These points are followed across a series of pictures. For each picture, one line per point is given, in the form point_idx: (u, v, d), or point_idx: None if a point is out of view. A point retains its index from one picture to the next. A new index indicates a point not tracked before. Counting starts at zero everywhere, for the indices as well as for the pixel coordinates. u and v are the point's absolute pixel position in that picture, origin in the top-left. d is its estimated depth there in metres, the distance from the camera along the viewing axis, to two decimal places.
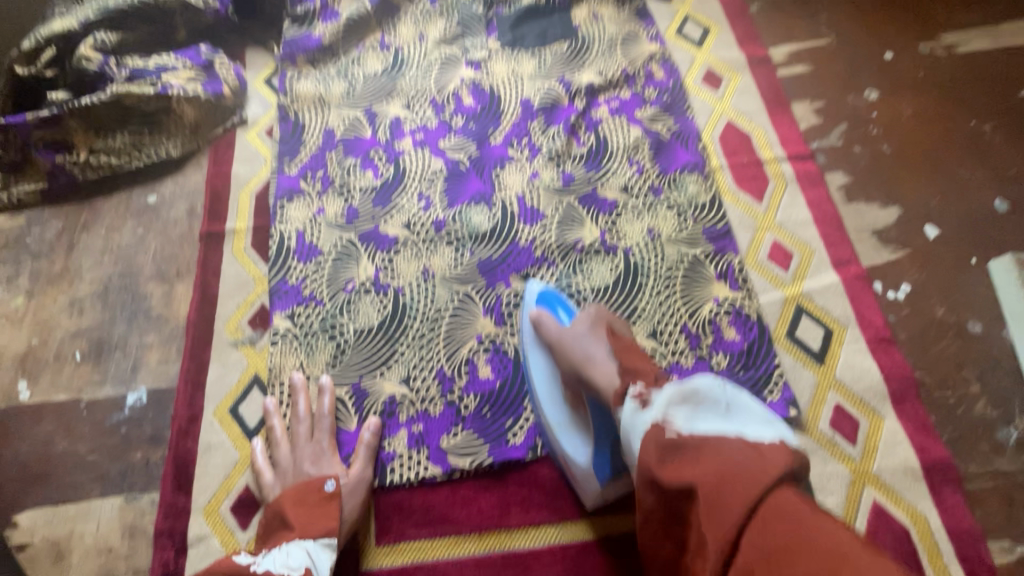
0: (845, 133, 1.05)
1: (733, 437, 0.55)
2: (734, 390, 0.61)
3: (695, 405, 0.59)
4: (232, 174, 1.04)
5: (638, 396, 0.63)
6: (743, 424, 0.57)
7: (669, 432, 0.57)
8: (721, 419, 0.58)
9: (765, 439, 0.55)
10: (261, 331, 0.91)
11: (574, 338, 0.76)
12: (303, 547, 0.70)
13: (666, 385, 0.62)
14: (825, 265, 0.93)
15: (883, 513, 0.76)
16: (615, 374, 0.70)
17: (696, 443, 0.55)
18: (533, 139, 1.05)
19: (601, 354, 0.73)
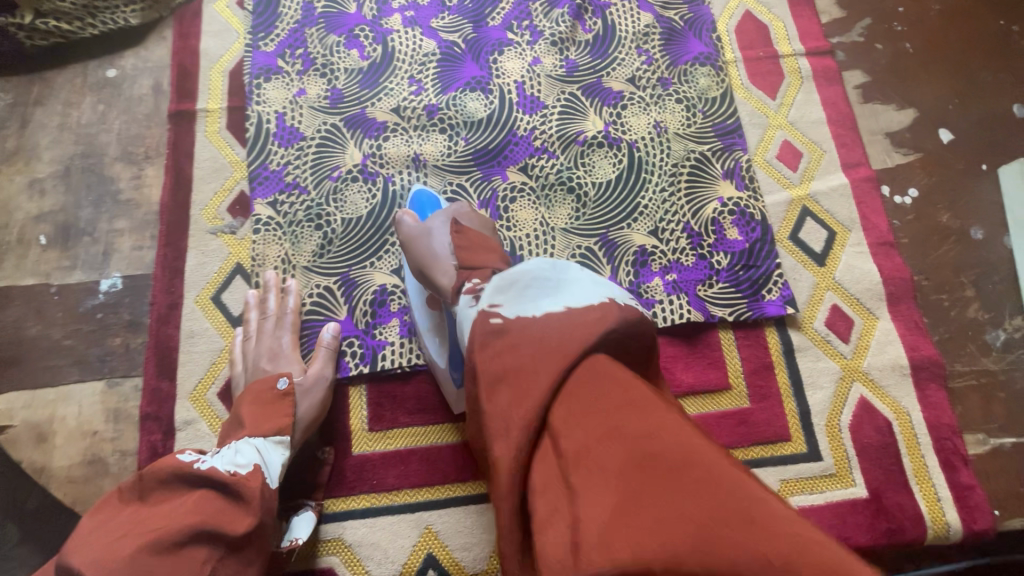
0: (868, 28, 0.98)
1: (559, 312, 0.49)
2: (564, 265, 0.54)
3: (521, 287, 0.52)
4: (201, 48, 0.94)
5: (472, 291, 0.57)
6: (574, 295, 0.51)
7: (494, 320, 0.51)
8: (550, 296, 0.51)
9: (591, 302, 0.49)
10: (242, 220, 0.85)
11: (429, 229, 0.72)
12: (252, 444, 0.63)
13: (495, 274, 0.56)
14: (834, 166, 0.89)
15: (868, 407, 0.78)
16: (452, 268, 0.65)
17: (522, 324, 0.49)
18: (534, 22, 0.96)
19: (439, 234, 0.71)
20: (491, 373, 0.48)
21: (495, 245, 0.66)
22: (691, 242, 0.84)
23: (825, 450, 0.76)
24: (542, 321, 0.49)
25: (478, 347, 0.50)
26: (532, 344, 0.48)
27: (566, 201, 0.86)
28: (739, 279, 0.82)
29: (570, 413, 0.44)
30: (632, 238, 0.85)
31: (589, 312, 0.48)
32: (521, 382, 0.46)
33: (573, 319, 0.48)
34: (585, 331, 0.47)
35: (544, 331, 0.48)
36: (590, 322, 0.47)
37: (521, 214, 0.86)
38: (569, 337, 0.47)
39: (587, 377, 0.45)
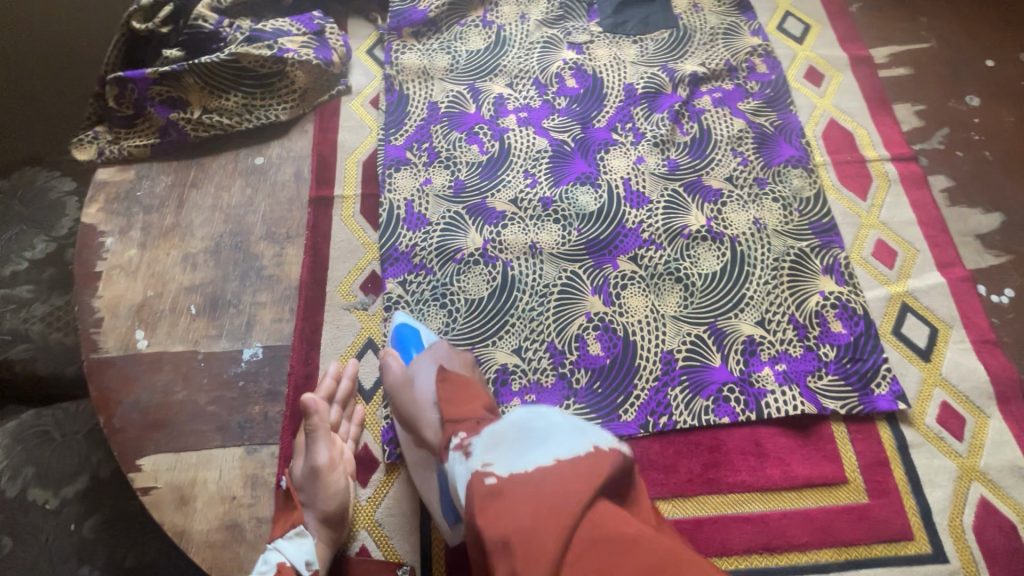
0: (947, 137, 1.06)
1: (550, 465, 0.56)
2: (545, 414, 0.62)
3: (511, 443, 0.59)
4: (338, 141, 1.06)
5: (461, 446, 0.63)
6: (560, 443, 0.58)
7: (489, 480, 0.56)
8: (540, 447, 0.58)
9: (579, 452, 0.57)
10: (373, 297, 0.93)
11: (414, 374, 0.78)
12: (275, 547, 0.68)
13: (483, 429, 0.63)
14: (929, 265, 0.94)
15: (990, 508, 0.78)
16: (437, 421, 0.73)
17: (515, 483, 0.55)
18: (637, 125, 1.06)
19: (424, 377, 0.77)
20: (497, 539, 0.52)
21: (480, 393, 0.73)
22: (798, 334, 0.88)
23: (951, 552, 0.76)
24: (537, 479, 0.55)
25: (479, 506, 0.55)
26: (532, 505, 0.53)
27: (675, 290, 0.92)
28: (848, 372, 0.85)
29: (579, 574, 0.49)
30: (740, 327, 0.89)
31: (580, 464, 0.56)
32: (526, 548, 0.50)
33: (569, 473, 0.55)
34: (581, 488, 0.53)
35: (540, 489, 0.54)
36: (584, 474, 0.55)
37: (633, 301, 0.91)
38: (568, 494, 0.53)
39: (589, 542, 0.50)
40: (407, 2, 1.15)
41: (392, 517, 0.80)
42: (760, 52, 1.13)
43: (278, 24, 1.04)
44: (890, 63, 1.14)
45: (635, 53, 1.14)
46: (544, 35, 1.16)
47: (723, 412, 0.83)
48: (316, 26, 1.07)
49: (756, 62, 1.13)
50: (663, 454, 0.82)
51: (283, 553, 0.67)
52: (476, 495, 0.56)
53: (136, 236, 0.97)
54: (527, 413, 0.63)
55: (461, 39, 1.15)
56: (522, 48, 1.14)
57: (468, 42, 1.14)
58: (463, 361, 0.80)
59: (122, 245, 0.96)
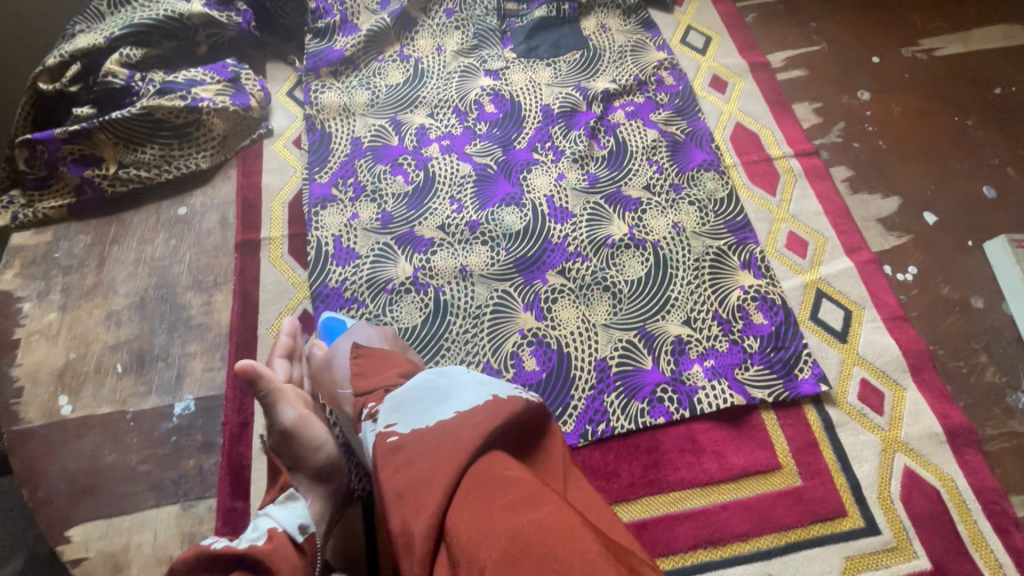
0: (844, 130, 1.13)
1: (448, 417, 0.58)
2: (452, 373, 0.66)
3: (415, 404, 0.62)
4: (263, 183, 1.06)
5: (371, 414, 0.65)
6: (462, 398, 0.60)
7: (391, 438, 0.59)
8: (441, 403, 0.60)
9: (477, 402, 0.58)
10: (306, 336, 0.92)
11: (333, 354, 0.80)
12: (267, 514, 0.68)
13: (389, 395, 0.66)
14: (838, 251, 1.00)
15: (914, 476, 0.82)
16: (350, 394, 0.75)
17: (415, 436, 0.57)
18: (555, 143, 1.10)
19: (341, 354, 0.79)
20: (394, 490, 0.53)
21: (396, 361, 0.75)
22: (722, 329, 0.92)
23: (883, 523, 0.79)
24: (435, 429, 0.57)
25: (381, 464, 0.57)
26: (427, 456, 0.54)
27: (603, 298, 0.95)
28: (772, 361, 0.89)
29: (463, 514, 0.48)
30: (668, 328, 0.92)
31: (476, 413, 0.57)
32: (416, 495, 0.51)
33: (463, 421, 0.56)
34: (470, 435, 0.55)
35: (435, 440, 0.55)
36: (474, 422, 0.56)
37: (564, 313, 0.94)
38: (460, 441, 0.54)
39: (474, 484, 0.51)
40: (323, 43, 1.17)
41: (337, 556, 0.78)
42: (666, 65, 1.20)
43: (190, 75, 1.04)
44: (786, 66, 1.21)
45: (549, 75, 1.19)
46: (461, 64, 1.19)
47: (658, 413, 0.85)
48: (230, 73, 1.08)
49: (663, 75, 1.18)
50: (603, 461, 0.84)
51: (276, 518, 0.67)
52: (380, 453, 0.58)
53: (56, 298, 0.95)
54: (433, 375, 0.66)
55: (379, 74, 1.17)
56: (440, 78, 1.17)
57: (386, 76, 1.17)
58: (388, 338, 0.83)
59: (41, 310, 0.94)
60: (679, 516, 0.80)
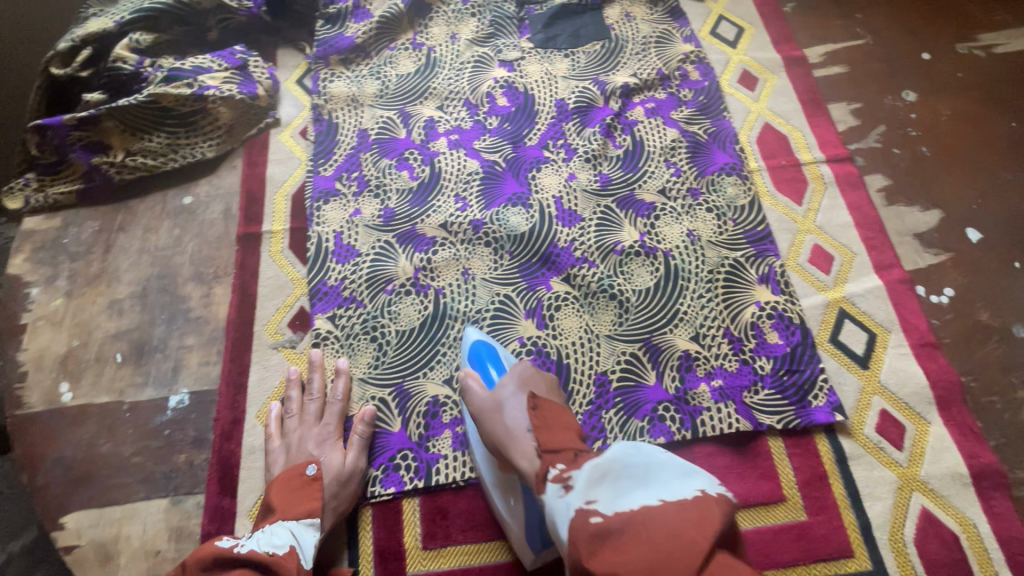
0: (884, 134, 1.04)
1: (656, 506, 0.52)
2: (645, 448, 0.59)
3: (613, 480, 0.56)
4: (268, 175, 1.04)
5: (559, 479, 0.58)
6: (665, 485, 0.55)
7: (594, 519, 0.53)
8: (643, 488, 0.54)
9: (686, 496, 0.53)
10: (301, 334, 0.91)
11: (501, 400, 0.72)
12: (289, 528, 0.69)
13: (584, 462, 0.58)
14: (866, 268, 0.92)
15: (931, 518, 0.76)
16: (535, 450, 0.64)
17: (624, 526, 0.51)
18: (568, 141, 1.05)
19: (514, 407, 0.70)
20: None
21: (574, 423, 0.68)
22: (733, 347, 0.86)
23: (891, 567, 0.74)
24: (644, 519, 0.51)
25: (587, 551, 0.51)
26: (647, 551, 0.49)
27: (609, 308, 0.90)
28: (784, 385, 0.83)
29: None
30: (675, 342, 0.87)
31: (687, 510, 0.51)
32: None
33: (681, 517, 0.51)
34: (696, 529, 0.49)
35: (654, 530, 0.50)
36: (694, 521, 0.50)
37: (567, 322, 0.90)
38: (686, 534, 0.49)
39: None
40: (333, 30, 1.14)
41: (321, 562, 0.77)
42: (693, 58, 1.12)
43: (197, 61, 1.02)
44: (825, 62, 1.12)
45: (567, 67, 1.13)
46: (475, 54, 1.14)
47: (659, 432, 0.81)
48: (238, 60, 1.06)
49: (688, 69, 1.11)
50: None
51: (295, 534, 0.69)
52: (580, 534, 0.53)
53: (62, 284, 0.96)
54: (630, 449, 0.58)
55: (391, 63, 1.13)
56: (453, 68, 1.13)
57: (398, 65, 1.13)
58: (546, 386, 0.74)
59: (48, 295, 0.95)
60: None
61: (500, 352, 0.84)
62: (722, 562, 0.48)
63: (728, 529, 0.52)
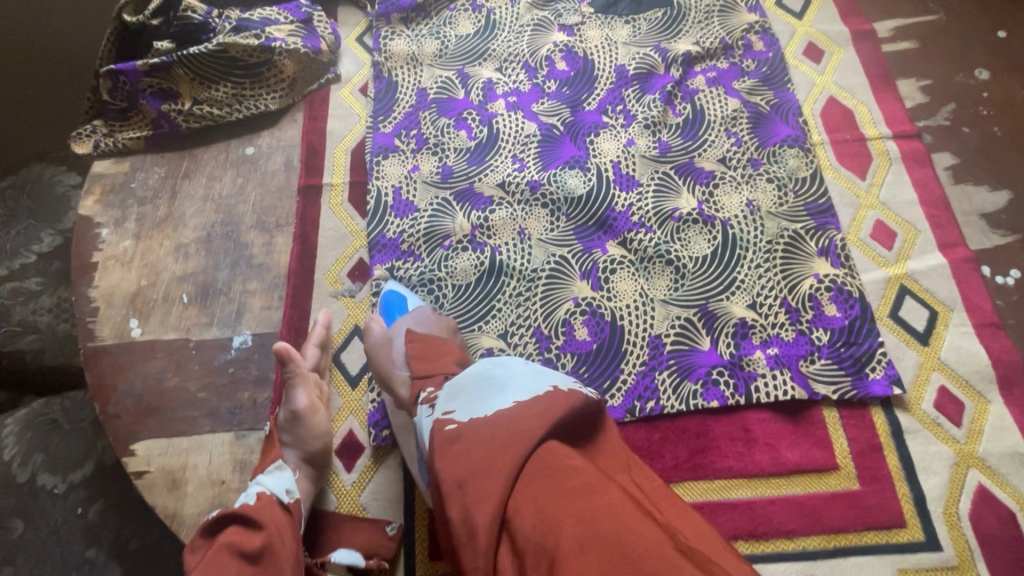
0: (954, 112, 1.02)
1: (508, 407, 0.57)
2: (508, 364, 0.65)
3: (471, 392, 0.62)
4: (328, 129, 1.06)
5: (428, 400, 0.66)
6: (520, 389, 0.60)
7: (450, 426, 0.58)
8: (499, 394, 0.60)
9: (537, 394, 0.58)
10: (360, 284, 0.93)
11: (391, 336, 0.80)
12: (255, 482, 0.69)
13: (449, 382, 0.66)
14: (930, 246, 0.91)
15: (987, 495, 0.75)
16: (408, 377, 0.74)
17: (472, 426, 0.57)
18: (627, 107, 1.04)
19: (400, 339, 0.79)
20: (453, 475, 0.53)
21: (451, 349, 0.75)
22: (790, 317, 0.86)
23: (945, 540, 0.74)
24: (492, 419, 0.56)
25: (439, 451, 0.56)
26: (485, 446, 0.54)
27: (665, 273, 0.90)
28: (841, 357, 0.83)
29: (524, 502, 0.49)
30: (731, 310, 0.87)
31: (535, 405, 0.57)
32: (479, 480, 0.51)
33: (523, 412, 0.56)
34: (532, 426, 0.54)
35: (492, 430, 0.55)
36: (540, 413, 0.55)
37: (622, 284, 0.90)
38: (519, 431, 0.54)
39: (538, 471, 0.51)
40: None
41: (376, 501, 0.80)
42: (757, 29, 1.10)
43: (265, 14, 1.04)
44: (894, 37, 1.09)
45: (627, 33, 1.12)
46: (535, 17, 1.14)
47: (711, 396, 0.82)
48: (304, 14, 1.06)
49: (753, 39, 1.09)
50: (647, 439, 0.81)
51: (263, 483, 0.68)
52: (436, 440, 0.58)
53: (130, 227, 0.98)
54: (490, 364, 0.65)
55: (450, 24, 1.13)
56: (512, 31, 1.13)
57: (457, 26, 1.13)
58: (443, 326, 0.82)
59: (117, 236, 0.97)
60: (721, 505, 0.77)
61: (410, 297, 0.88)
62: (555, 452, 0.52)
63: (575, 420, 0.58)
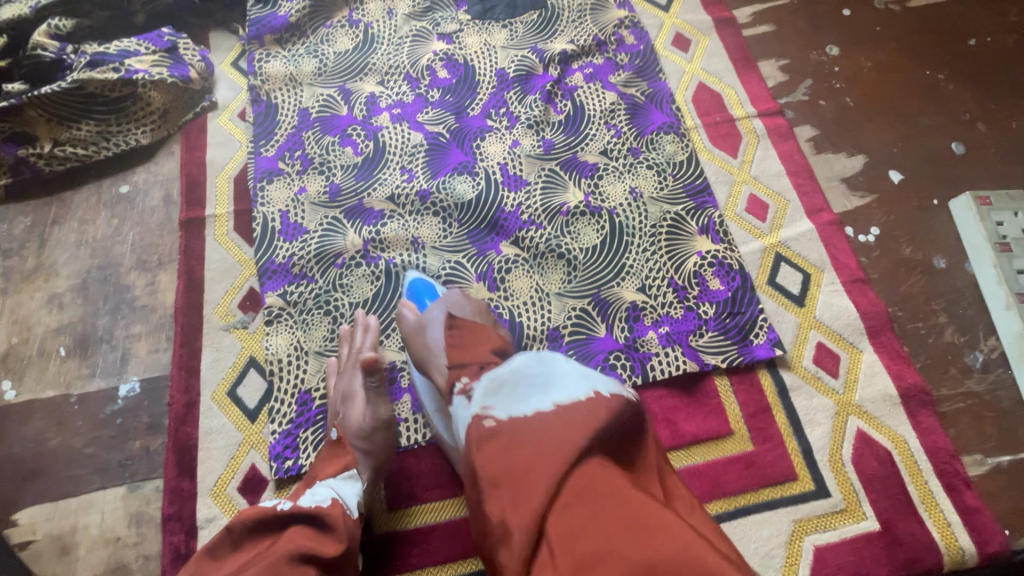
0: (810, 88, 1.09)
1: (549, 410, 0.53)
2: (549, 359, 0.59)
3: (511, 387, 0.57)
4: (208, 158, 1.02)
5: (463, 391, 0.60)
6: (563, 388, 0.56)
7: (487, 422, 0.55)
8: (539, 392, 0.56)
9: (577, 398, 0.54)
10: (252, 314, 0.90)
11: (426, 321, 0.74)
12: (329, 484, 0.69)
13: (485, 372, 0.60)
14: (799, 214, 0.97)
15: (866, 438, 0.81)
16: (444, 366, 0.67)
17: (513, 426, 0.54)
18: (510, 109, 1.06)
19: (434, 325, 0.72)
20: (489, 475, 0.53)
21: (492, 336, 0.68)
22: (677, 296, 0.90)
23: (832, 486, 0.79)
24: (534, 424, 0.53)
25: (477, 449, 0.55)
26: (526, 452, 0.52)
27: (558, 267, 0.93)
28: (727, 327, 0.87)
29: (562, 526, 0.47)
30: (622, 295, 0.90)
31: (577, 411, 0.53)
32: (519, 490, 0.50)
33: (563, 420, 0.53)
34: (573, 434, 0.51)
35: (535, 435, 0.53)
36: (580, 424, 0.52)
37: (517, 283, 0.92)
38: (561, 441, 0.51)
39: (581, 488, 0.49)
40: (266, 9, 1.12)
41: None
42: (627, 23, 1.15)
43: (123, 45, 1.00)
44: (753, 22, 1.16)
45: (505, 37, 1.14)
46: (413, 29, 1.14)
47: None
48: (166, 42, 1.03)
49: (624, 34, 1.14)
50: None
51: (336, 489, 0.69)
52: (474, 437, 0.55)
53: None
54: (531, 359, 0.59)
55: (328, 41, 1.12)
56: (391, 43, 1.13)
57: (335, 43, 1.12)
58: (477, 308, 0.77)
59: None
60: None
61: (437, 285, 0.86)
62: (597, 473, 0.50)
63: (622, 423, 0.54)
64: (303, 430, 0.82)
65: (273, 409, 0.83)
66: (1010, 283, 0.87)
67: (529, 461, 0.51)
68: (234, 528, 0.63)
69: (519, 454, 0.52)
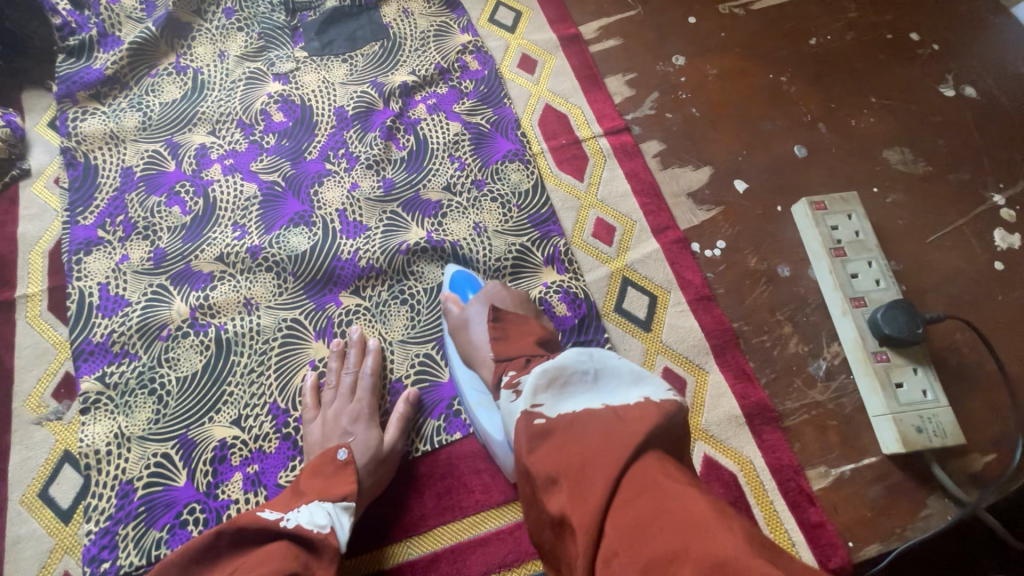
0: (657, 101, 1.08)
1: (598, 409, 0.52)
2: (601, 353, 0.57)
3: (563, 383, 0.54)
4: (18, 234, 0.94)
5: (512, 385, 0.59)
6: (613, 391, 0.53)
7: (539, 420, 0.51)
8: (589, 391, 0.54)
9: (629, 401, 0.51)
10: (69, 403, 0.84)
11: (468, 318, 0.79)
12: (324, 505, 0.66)
13: (534, 367, 0.57)
14: (645, 234, 0.96)
15: (713, 463, 0.80)
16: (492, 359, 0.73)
17: (564, 424, 0.51)
18: (350, 149, 1.02)
19: (478, 323, 0.77)
20: (541, 473, 0.49)
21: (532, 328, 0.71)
22: None
23: None
24: (588, 420, 0.51)
25: (529, 448, 0.51)
26: (581, 448, 0.49)
27: (401, 312, 0.90)
28: None
29: (624, 528, 0.44)
30: None
31: (630, 412, 0.50)
32: (577, 487, 0.47)
33: (620, 417, 0.50)
34: (628, 429, 0.48)
35: (590, 430, 0.50)
36: (639, 417, 0.49)
37: None
38: (617, 438, 0.48)
39: (637, 486, 0.45)
40: (79, 63, 1.04)
41: None
42: (471, 48, 1.11)
43: None
44: (599, 37, 1.14)
45: (344, 72, 1.09)
46: (247, 71, 1.08)
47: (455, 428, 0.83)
48: None
49: (467, 60, 1.10)
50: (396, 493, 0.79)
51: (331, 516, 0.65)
52: (525, 433, 0.51)
53: None
54: (582, 355, 0.56)
55: (153, 92, 1.05)
56: (223, 88, 1.06)
57: (161, 93, 1.05)
58: (515, 300, 0.80)
59: None
60: (465, 546, 0.77)
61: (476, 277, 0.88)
62: (658, 470, 0.46)
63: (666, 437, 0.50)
64: (122, 526, 0.76)
65: (90, 507, 0.77)
66: (846, 288, 0.87)
67: (586, 458, 0.48)
68: (226, 531, 0.59)
69: (575, 450, 0.49)
